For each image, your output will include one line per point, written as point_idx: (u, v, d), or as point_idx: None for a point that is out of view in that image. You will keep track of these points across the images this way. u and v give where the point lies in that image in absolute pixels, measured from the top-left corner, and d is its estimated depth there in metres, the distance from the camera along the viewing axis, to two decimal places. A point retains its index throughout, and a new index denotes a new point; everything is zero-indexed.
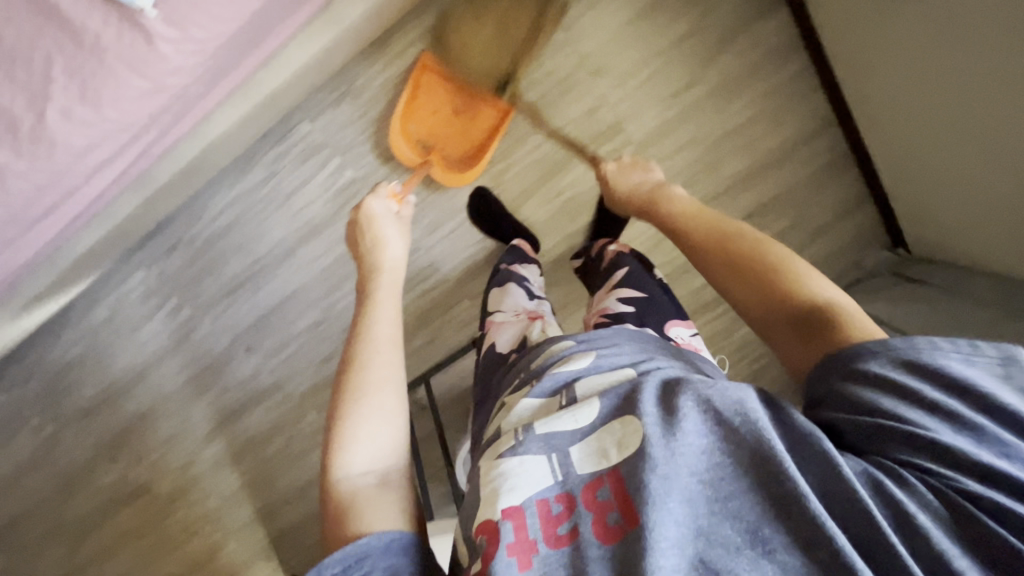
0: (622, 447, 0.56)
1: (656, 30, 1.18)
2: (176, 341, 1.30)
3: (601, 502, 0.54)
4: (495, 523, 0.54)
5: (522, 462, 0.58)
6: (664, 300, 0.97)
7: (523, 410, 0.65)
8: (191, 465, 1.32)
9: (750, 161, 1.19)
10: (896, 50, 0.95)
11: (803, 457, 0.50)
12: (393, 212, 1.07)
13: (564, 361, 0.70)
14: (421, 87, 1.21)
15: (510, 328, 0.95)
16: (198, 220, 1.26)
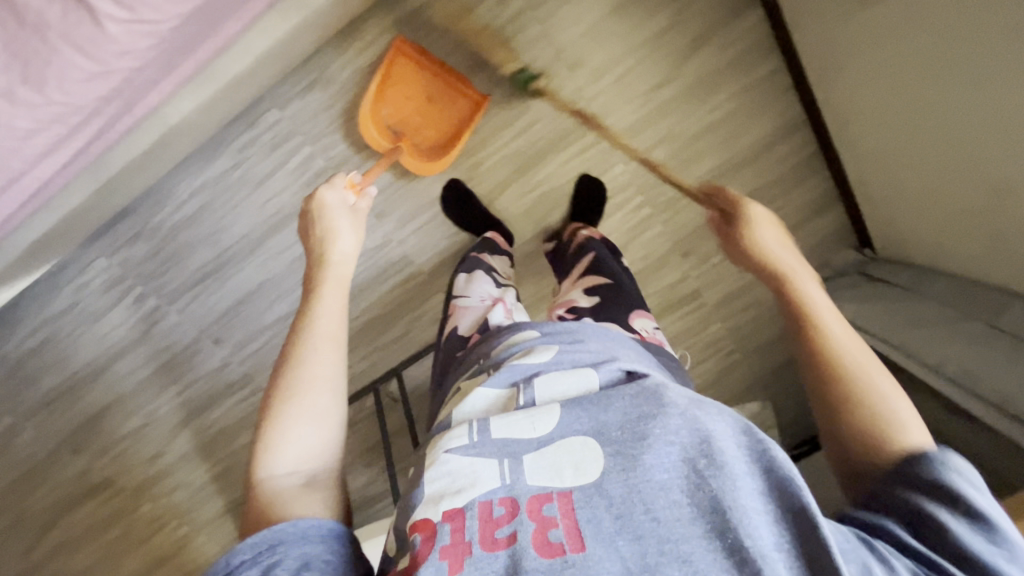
0: (578, 470, 0.47)
1: (634, 22, 1.12)
2: (142, 332, 1.30)
3: (545, 517, 0.45)
4: (433, 523, 0.45)
5: (471, 462, 0.48)
6: (633, 289, 0.88)
7: (472, 403, 0.55)
8: (160, 457, 1.38)
9: (721, 161, 1.18)
10: (912, 41, 0.86)
11: (781, 507, 0.43)
12: (349, 207, 0.78)
13: (524, 352, 0.60)
14: (393, 71, 1.12)
15: (473, 313, 0.84)
16: (162, 208, 1.23)
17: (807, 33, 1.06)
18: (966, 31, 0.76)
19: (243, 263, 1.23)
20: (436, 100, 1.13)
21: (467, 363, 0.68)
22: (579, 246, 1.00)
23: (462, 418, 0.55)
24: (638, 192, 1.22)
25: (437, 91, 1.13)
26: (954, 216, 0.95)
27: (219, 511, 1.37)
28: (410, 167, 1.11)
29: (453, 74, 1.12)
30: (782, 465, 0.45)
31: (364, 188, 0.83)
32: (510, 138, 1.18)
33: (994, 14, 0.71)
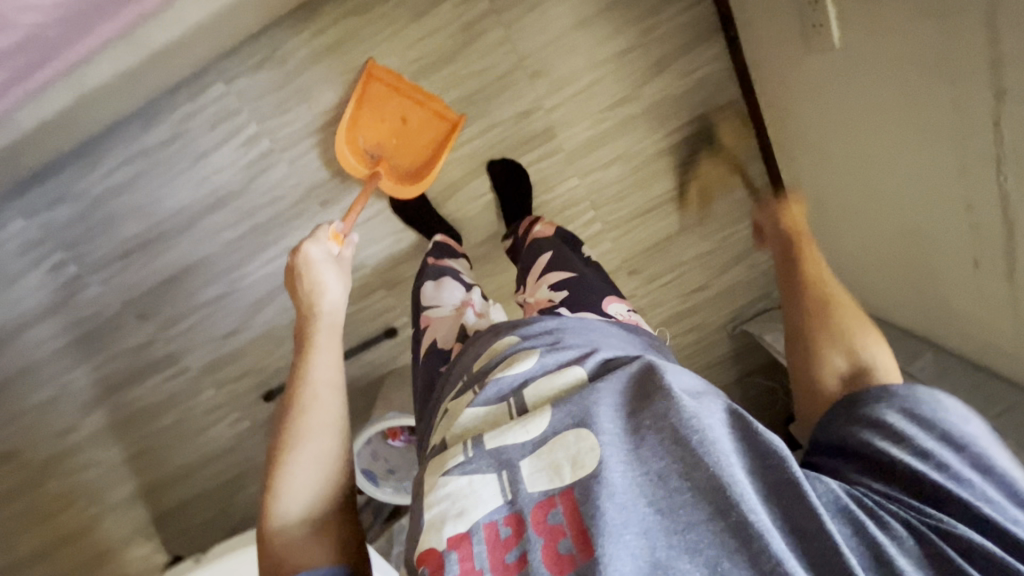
0: (577, 465, 0.49)
1: (599, 38, 1.10)
2: (57, 303, 1.21)
3: (551, 526, 0.47)
4: (439, 554, 0.47)
5: (470, 481, 0.50)
6: (596, 276, 0.89)
7: (467, 421, 0.58)
8: (73, 432, 1.35)
9: (672, 186, 1.21)
10: (857, 107, 0.86)
11: (770, 480, 0.47)
12: (334, 254, 0.78)
13: (507, 361, 0.62)
14: (367, 95, 1.11)
15: (450, 325, 0.85)
16: (89, 174, 1.13)
17: (762, 62, 1.04)
18: (898, 105, 0.78)
19: (176, 240, 1.18)
20: (415, 122, 1.12)
21: (453, 373, 0.71)
22: (533, 248, 0.99)
23: (459, 437, 0.58)
24: (591, 209, 1.22)
25: (414, 114, 1.11)
26: (874, 265, 1.01)
27: (130, 495, 1.43)
28: (390, 192, 1.11)
29: (433, 100, 1.10)
30: (763, 436, 0.49)
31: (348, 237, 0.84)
32: (467, 140, 1.15)
33: (934, 95, 0.71)
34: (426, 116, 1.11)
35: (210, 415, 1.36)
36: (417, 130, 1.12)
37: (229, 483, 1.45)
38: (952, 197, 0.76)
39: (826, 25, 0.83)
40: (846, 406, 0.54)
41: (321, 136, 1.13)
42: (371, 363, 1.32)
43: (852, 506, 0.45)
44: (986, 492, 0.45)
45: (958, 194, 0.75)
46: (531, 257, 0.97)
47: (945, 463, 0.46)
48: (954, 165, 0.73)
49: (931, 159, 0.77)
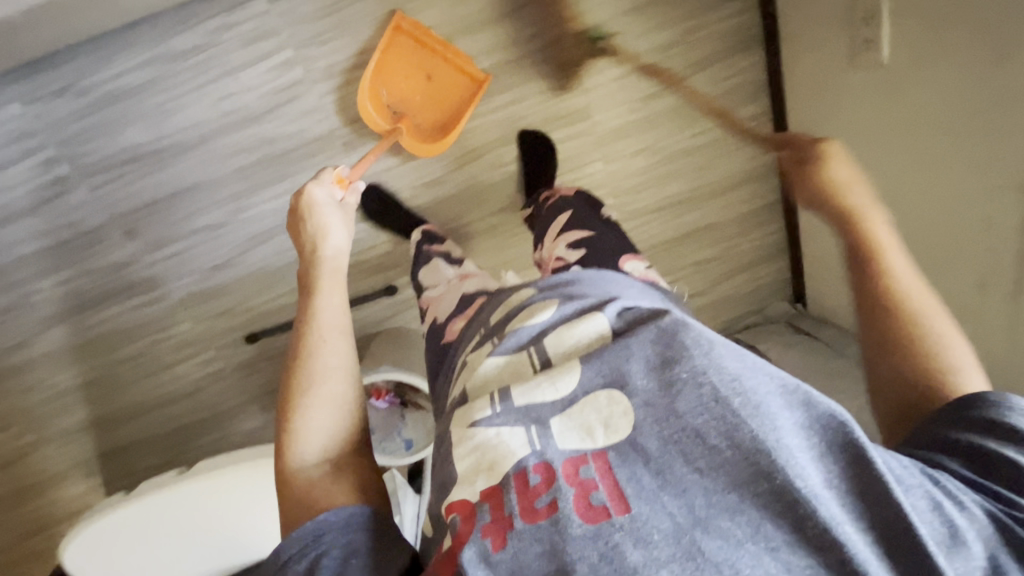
0: (610, 428, 0.49)
1: (648, 27, 1.11)
2: (40, 202, 1.12)
3: (583, 479, 0.46)
4: (472, 504, 0.48)
5: (499, 433, 0.50)
6: (615, 237, 0.89)
7: (490, 372, 0.56)
8: (25, 348, 1.24)
9: (689, 187, 1.23)
10: (890, 126, 0.88)
11: (822, 446, 0.46)
12: (337, 201, 0.80)
13: (525, 312, 0.59)
14: (391, 51, 1.08)
15: (449, 297, 0.85)
16: (100, 71, 1.06)
17: (799, 79, 1.07)
18: (936, 127, 0.81)
19: (181, 156, 1.11)
20: (439, 80, 1.10)
21: (469, 329, 0.68)
22: (553, 211, 1.00)
23: (479, 389, 0.56)
24: (610, 197, 1.23)
25: (439, 71, 1.10)
26: None
27: (78, 425, 1.32)
28: (413, 150, 1.09)
29: (460, 57, 1.08)
30: (820, 402, 0.47)
31: (352, 184, 0.88)
32: (500, 105, 1.14)
33: (976, 121, 0.75)
34: (451, 74, 1.10)
35: (181, 351, 1.28)
36: (440, 87, 1.10)
37: (187, 427, 1.36)
38: (965, 219, 0.81)
39: (878, 42, 0.86)
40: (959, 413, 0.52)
41: (356, 76, 1.10)
42: (364, 320, 1.28)
43: (933, 489, 0.46)
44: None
45: (972, 221, 0.80)
46: (551, 218, 0.99)
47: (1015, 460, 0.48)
48: (984, 191, 0.77)
49: (959, 182, 0.80)
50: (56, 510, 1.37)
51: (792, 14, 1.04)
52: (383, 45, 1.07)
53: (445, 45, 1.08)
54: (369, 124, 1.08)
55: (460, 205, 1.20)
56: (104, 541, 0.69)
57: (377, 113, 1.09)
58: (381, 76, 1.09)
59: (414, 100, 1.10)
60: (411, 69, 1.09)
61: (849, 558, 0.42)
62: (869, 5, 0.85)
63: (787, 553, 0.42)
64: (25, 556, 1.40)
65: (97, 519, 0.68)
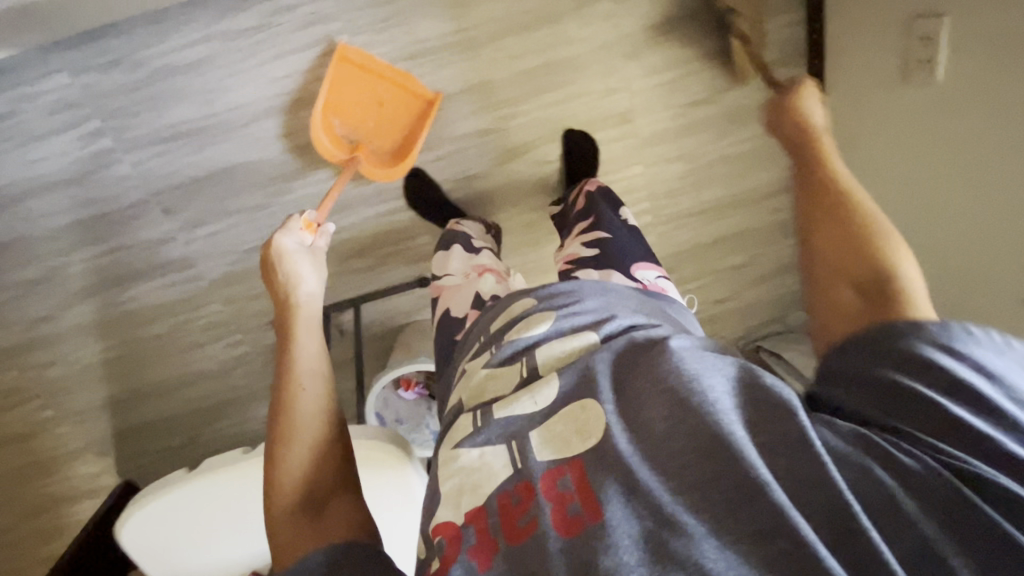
0: (583, 434, 0.50)
1: (697, 34, 1.14)
2: (79, 174, 1.11)
3: (560, 491, 0.47)
4: (457, 527, 0.49)
5: (482, 454, 0.52)
6: (634, 240, 0.90)
7: (481, 380, 0.61)
8: (51, 321, 1.22)
9: (724, 194, 1.26)
10: (941, 142, 0.91)
11: (769, 434, 0.45)
12: (307, 246, 0.79)
13: (525, 323, 0.63)
14: (338, 80, 1.08)
15: (462, 290, 0.88)
16: (151, 45, 1.05)
17: (842, 98, 1.10)
18: (987, 140, 0.83)
19: (227, 136, 1.11)
20: (391, 106, 1.11)
21: (469, 337, 0.71)
22: (576, 213, 1.02)
23: (476, 396, 0.60)
24: (647, 200, 1.24)
25: (390, 95, 1.10)
26: None
27: (98, 402, 1.30)
28: (370, 175, 1.07)
29: (408, 81, 1.09)
30: (773, 389, 0.48)
31: (322, 228, 0.86)
32: (548, 103, 1.15)
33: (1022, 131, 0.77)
34: (401, 99, 1.10)
35: (209, 332, 1.27)
36: (392, 113, 1.11)
37: (205, 409, 1.34)
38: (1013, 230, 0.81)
39: (935, 61, 0.89)
40: (886, 330, 0.49)
41: (408, 66, 1.11)
42: (394, 311, 1.28)
43: (863, 454, 0.42)
44: (988, 400, 0.42)
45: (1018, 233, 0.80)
46: (576, 216, 1.01)
47: (957, 380, 0.44)
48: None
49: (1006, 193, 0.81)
50: (68, 488, 1.35)
51: (841, 32, 1.07)
52: (330, 75, 1.06)
53: (392, 72, 1.08)
54: (320, 152, 1.06)
55: (498, 200, 1.21)
56: (155, 522, 0.68)
57: (330, 141, 1.08)
58: (332, 106, 1.09)
59: (368, 127, 1.11)
60: (361, 97, 1.09)
61: (806, 542, 0.38)
62: (927, 25, 0.89)
63: (745, 545, 0.40)
64: (26, 536, 1.36)
65: (150, 500, 0.67)
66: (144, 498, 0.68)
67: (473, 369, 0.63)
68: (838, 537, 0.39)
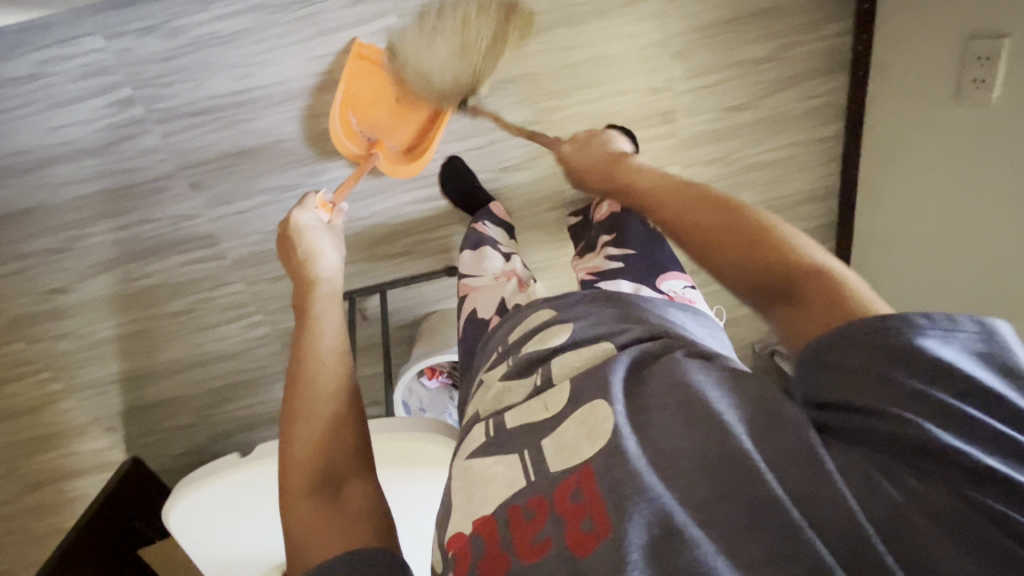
0: (592, 438, 0.51)
1: (746, 38, 1.12)
2: (106, 144, 1.07)
3: (572, 507, 0.47)
4: (468, 539, 0.51)
5: (497, 461, 0.56)
6: (659, 251, 0.91)
7: (498, 389, 0.64)
8: (66, 293, 1.18)
9: (755, 200, 1.26)
10: (985, 163, 0.92)
11: (778, 447, 0.44)
12: (325, 224, 0.89)
13: (543, 334, 0.67)
14: (355, 77, 1.06)
15: (489, 293, 0.87)
16: (187, 13, 1.01)
17: (888, 115, 1.11)
18: None
19: (262, 113, 1.08)
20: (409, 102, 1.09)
21: (489, 345, 0.75)
22: (599, 227, 1.01)
23: (493, 404, 0.64)
24: None
25: None
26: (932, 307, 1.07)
27: (109, 378, 1.27)
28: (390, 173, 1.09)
29: None
30: (781, 404, 0.47)
31: (334, 208, 0.94)
32: (592, 98, 1.14)
33: None
34: None
35: (229, 311, 1.24)
36: (409, 109, 1.10)
37: (220, 389, 1.32)
38: None
39: (989, 82, 0.89)
40: (843, 340, 0.44)
41: None
42: (419, 299, 1.27)
43: (862, 475, 0.40)
44: (951, 407, 0.38)
45: None
46: (597, 234, 1.01)
47: (919, 390, 0.39)
48: None
49: None
50: (75, 462, 1.32)
51: (890, 49, 1.08)
52: (348, 73, 1.04)
53: (410, 68, 1.05)
54: (340, 151, 1.08)
55: (532, 193, 1.20)
56: (205, 506, 0.70)
57: (349, 141, 1.08)
58: (350, 102, 1.08)
59: (385, 123, 1.10)
60: (379, 93, 1.08)
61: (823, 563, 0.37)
62: (984, 45, 0.89)
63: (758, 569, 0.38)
64: (29, 508, 1.34)
65: (211, 481, 0.68)
66: (185, 489, 0.70)
67: (491, 378, 0.67)
68: (851, 560, 0.37)
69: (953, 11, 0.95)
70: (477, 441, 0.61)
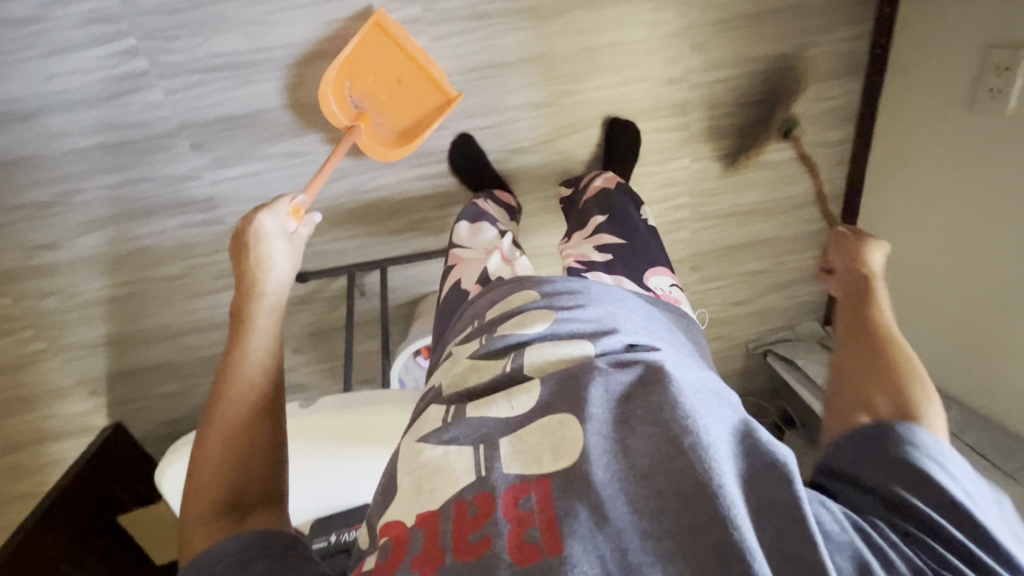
0: (557, 454, 0.42)
1: (766, 34, 1.12)
2: (106, 96, 1.03)
3: (521, 513, 0.39)
4: (405, 530, 0.41)
5: (447, 452, 0.45)
6: (649, 244, 0.87)
7: (463, 368, 0.55)
8: (56, 249, 1.14)
9: (761, 198, 1.26)
10: (994, 185, 0.94)
11: (762, 496, 0.38)
12: (288, 232, 0.72)
13: (520, 318, 0.57)
14: (366, 48, 1.04)
15: (475, 264, 0.82)
16: None
17: (902, 121, 1.11)
18: None
19: (271, 75, 1.05)
20: (409, 86, 1.07)
21: (463, 320, 0.66)
22: (591, 204, 1.00)
23: (454, 384, 0.54)
24: (687, 194, 1.24)
25: (410, 76, 1.06)
26: (932, 328, 1.10)
27: (96, 341, 1.24)
28: (366, 151, 1.07)
29: (434, 67, 1.04)
30: (772, 449, 0.41)
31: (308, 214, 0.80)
32: (607, 84, 1.13)
33: None
34: (421, 82, 1.07)
35: (226, 279, 1.21)
36: (407, 93, 1.07)
37: (211, 359, 1.29)
38: None
39: (1005, 92, 0.90)
40: (871, 433, 0.47)
41: (471, 26, 1.06)
42: (419, 278, 1.25)
43: (858, 543, 0.38)
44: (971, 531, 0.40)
45: None
46: (586, 216, 0.98)
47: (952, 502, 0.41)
48: None
49: None
50: (56, 425, 1.29)
51: (906, 57, 1.09)
52: (359, 39, 1.02)
53: (421, 54, 1.03)
54: (324, 110, 1.03)
55: (540, 177, 1.20)
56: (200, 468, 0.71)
57: (338, 106, 1.05)
58: (352, 70, 1.05)
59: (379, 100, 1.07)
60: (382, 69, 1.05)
61: None
62: (1003, 55, 0.90)
63: None
64: (3, 470, 1.30)
65: None
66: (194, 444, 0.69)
67: (459, 356, 0.57)
68: None
69: (971, 20, 0.96)
70: (432, 423, 0.50)
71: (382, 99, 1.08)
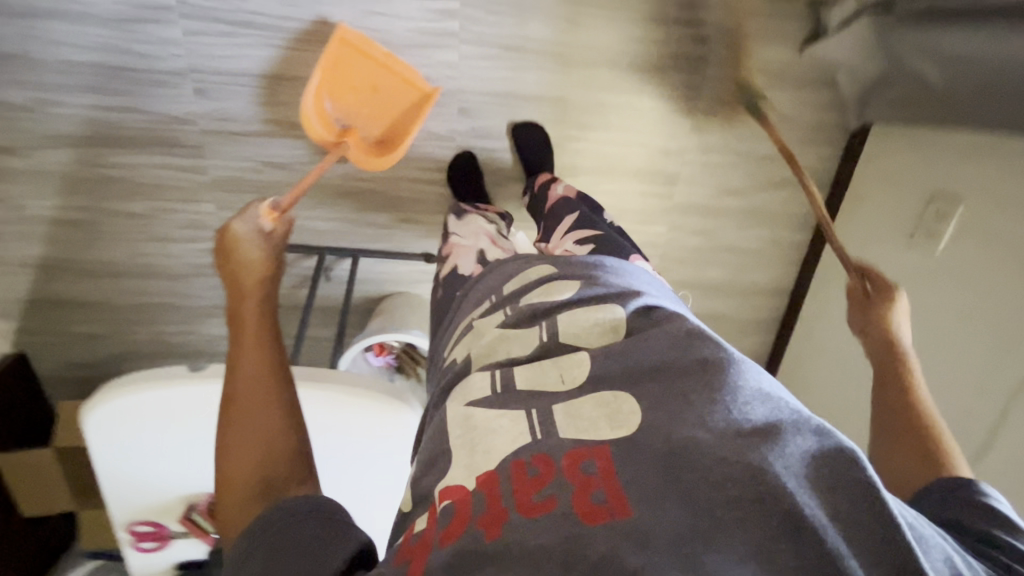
0: (615, 424, 0.46)
1: (759, 135, 1.24)
2: (119, 18, 1.00)
3: (583, 477, 0.42)
4: (466, 493, 0.45)
5: (500, 415, 0.51)
6: (617, 235, 0.89)
7: (491, 339, 0.60)
8: (9, 156, 1.06)
9: (723, 277, 1.37)
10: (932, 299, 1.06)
11: (831, 475, 0.38)
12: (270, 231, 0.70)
13: (545, 288, 0.62)
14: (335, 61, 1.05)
15: (469, 249, 0.86)
16: None
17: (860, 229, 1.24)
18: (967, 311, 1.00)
19: (297, 45, 1.06)
20: (387, 90, 1.10)
21: (479, 291, 0.71)
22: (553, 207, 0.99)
23: (484, 352, 0.59)
24: (660, 258, 1.33)
25: (386, 83, 1.09)
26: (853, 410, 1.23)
27: (24, 261, 1.15)
28: (360, 164, 1.08)
29: (404, 68, 1.07)
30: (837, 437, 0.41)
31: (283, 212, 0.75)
32: (611, 141, 1.21)
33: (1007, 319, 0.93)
34: (396, 83, 1.09)
35: (188, 231, 1.17)
36: (385, 98, 1.10)
37: (148, 308, 1.23)
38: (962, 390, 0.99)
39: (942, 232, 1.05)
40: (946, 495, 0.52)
41: (499, 55, 1.12)
42: (389, 276, 1.26)
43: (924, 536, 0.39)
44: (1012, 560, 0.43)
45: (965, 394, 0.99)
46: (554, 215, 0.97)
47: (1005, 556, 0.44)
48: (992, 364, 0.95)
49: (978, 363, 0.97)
50: None
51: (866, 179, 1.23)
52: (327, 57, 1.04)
53: (389, 57, 1.06)
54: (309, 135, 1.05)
55: None
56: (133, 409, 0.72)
57: (322, 125, 1.06)
58: (328, 89, 1.07)
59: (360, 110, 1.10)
60: (359, 81, 1.08)
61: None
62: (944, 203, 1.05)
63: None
64: None
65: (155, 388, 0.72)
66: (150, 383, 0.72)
67: (485, 326, 0.63)
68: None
69: (926, 166, 1.10)
70: (481, 390, 0.54)
71: (365, 110, 1.10)
